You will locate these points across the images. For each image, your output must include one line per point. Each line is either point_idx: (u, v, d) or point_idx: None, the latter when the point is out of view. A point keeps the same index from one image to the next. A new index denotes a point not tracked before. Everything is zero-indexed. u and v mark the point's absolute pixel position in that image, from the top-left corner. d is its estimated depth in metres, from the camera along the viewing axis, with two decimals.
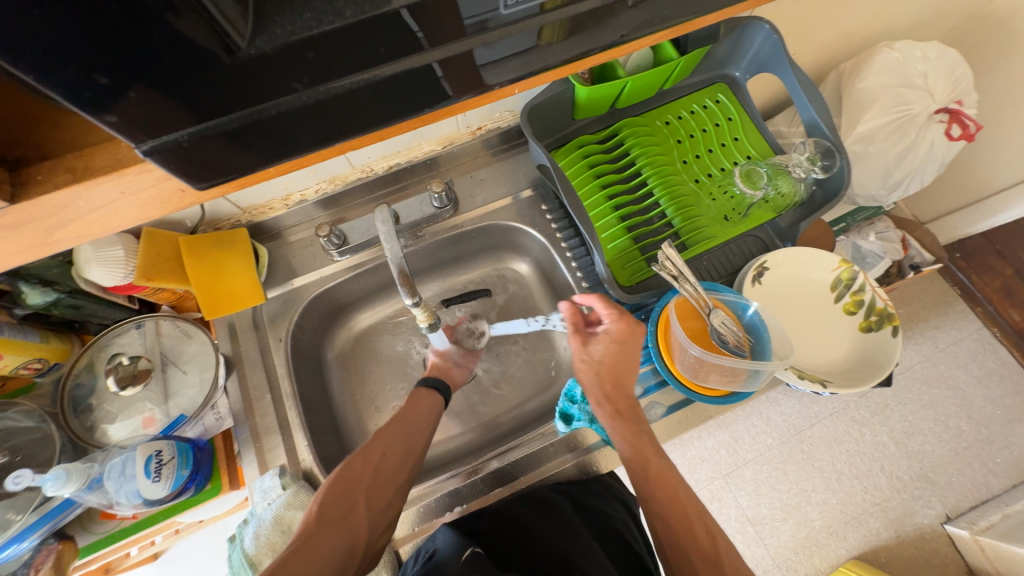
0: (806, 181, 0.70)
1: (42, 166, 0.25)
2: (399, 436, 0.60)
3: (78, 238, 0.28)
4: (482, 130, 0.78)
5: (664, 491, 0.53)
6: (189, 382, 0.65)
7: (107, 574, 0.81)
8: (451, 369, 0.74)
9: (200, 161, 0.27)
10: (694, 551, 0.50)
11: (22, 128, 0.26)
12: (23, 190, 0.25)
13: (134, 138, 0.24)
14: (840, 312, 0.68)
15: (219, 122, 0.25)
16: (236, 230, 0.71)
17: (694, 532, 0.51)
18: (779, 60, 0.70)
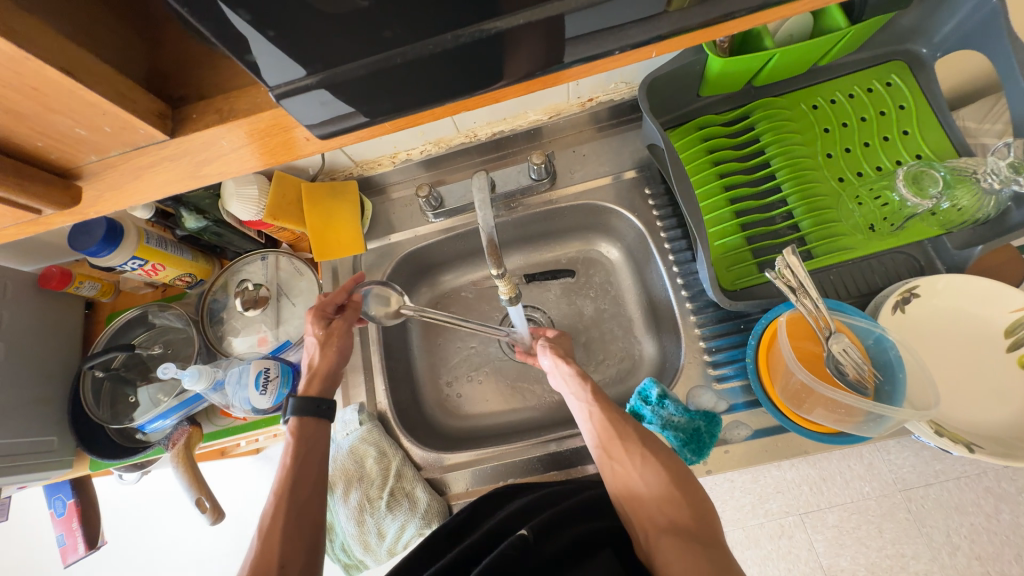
0: (998, 195, 0.54)
1: (197, 106, 0.28)
2: (292, 522, 0.53)
3: (220, 174, 0.31)
4: (593, 103, 0.73)
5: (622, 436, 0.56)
6: (296, 313, 0.73)
7: (224, 456, 0.98)
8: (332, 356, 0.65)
9: (323, 110, 0.28)
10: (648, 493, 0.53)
11: (183, 69, 0.29)
12: (180, 126, 0.28)
13: (268, 81, 0.25)
14: (1012, 364, 0.54)
15: (344, 70, 0.25)
16: (348, 182, 0.76)
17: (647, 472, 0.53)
18: (993, 33, 0.54)
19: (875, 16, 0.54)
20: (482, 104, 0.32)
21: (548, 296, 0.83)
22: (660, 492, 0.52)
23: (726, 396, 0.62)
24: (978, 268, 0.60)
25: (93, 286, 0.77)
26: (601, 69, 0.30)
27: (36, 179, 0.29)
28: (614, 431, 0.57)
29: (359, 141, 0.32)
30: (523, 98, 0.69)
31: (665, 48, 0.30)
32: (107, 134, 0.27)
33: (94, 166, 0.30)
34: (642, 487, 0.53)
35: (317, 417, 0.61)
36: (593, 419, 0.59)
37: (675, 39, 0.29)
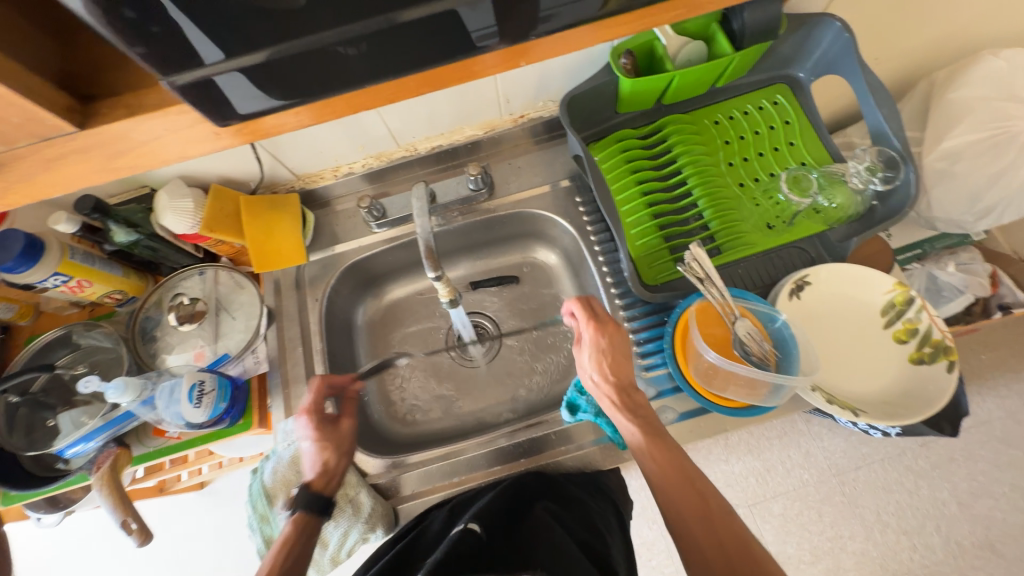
0: (863, 194, 0.65)
1: (106, 102, 0.30)
2: None
3: (130, 167, 0.32)
4: (525, 119, 0.79)
5: (678, 489, 0.53)
6: (237, 327, 0.72)
7: (162, 492, 0.93)
8: (330, 450, 0.62)
9: (226, 95, 0.31)
10: (689, 514, 0.51)
11: (95, 71, 0.31)
12: (89, 120, 0.30)
13: (160, 71, 0.28)
14: (888, 339, 0.62)
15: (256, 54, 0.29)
16: (289, 195, 0.77)
17: (690, 494, 0.53)
18: (849, 60, 0.65)
19: (753, 44, 0.64)
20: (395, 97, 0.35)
21: (495, 302, 0.87)
22: (706, 527, 0.50)
23: (655, 384, 0.66)
24: (857, 258, 0.70)
25: (9, 308, 0.72)
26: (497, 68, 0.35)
27: None
28: (672, 479, 0.53)
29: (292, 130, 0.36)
30: (458, 112, 0.74)
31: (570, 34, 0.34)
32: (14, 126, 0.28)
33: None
34: (686, 510, 0.51)
35: (319, 515, 0.58)
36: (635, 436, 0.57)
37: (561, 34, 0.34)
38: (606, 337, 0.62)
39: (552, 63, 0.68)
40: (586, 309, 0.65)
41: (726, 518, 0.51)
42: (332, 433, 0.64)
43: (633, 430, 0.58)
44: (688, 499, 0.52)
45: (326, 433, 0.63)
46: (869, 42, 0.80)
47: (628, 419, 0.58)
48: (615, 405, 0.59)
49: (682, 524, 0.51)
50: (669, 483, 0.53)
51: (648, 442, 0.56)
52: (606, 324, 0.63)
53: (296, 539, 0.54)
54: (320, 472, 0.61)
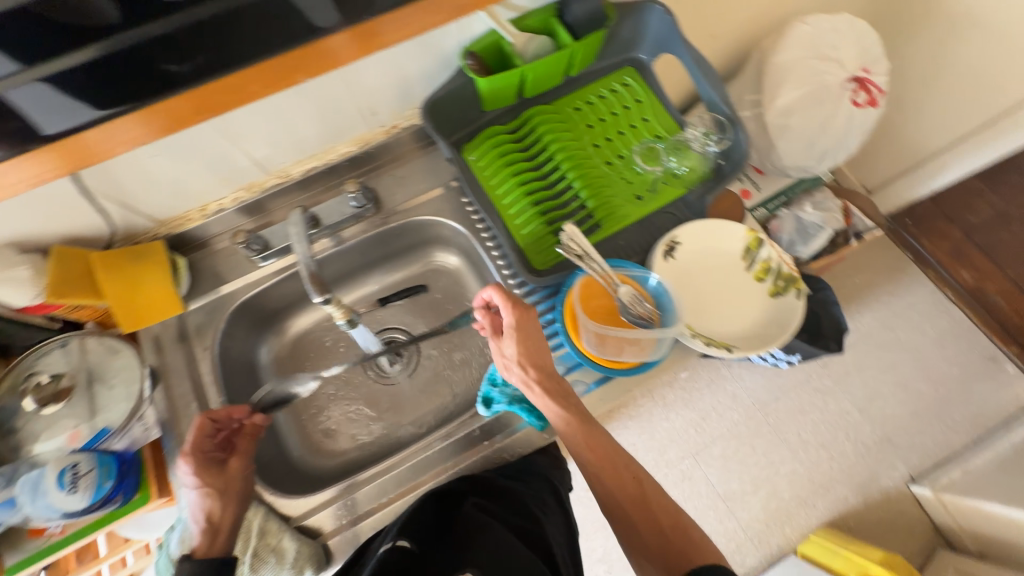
0: (706, 155, 0.74)
1: None
2: None
3: None
4: (397, 128, 0.79)
5: (606, 466, 0.60)
6: (116, 396, 0.65)
7: None
8: (227, 492, 0.61)
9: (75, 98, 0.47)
10: (625, 499, 0.59)
11: None
12: None
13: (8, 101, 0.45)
14: (751, 279, 0.70)
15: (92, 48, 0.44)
16: (152, 242, 0.71)
17: (624, 478, 0.59)
18: (675, 40, 0.73)
19: (586, 33, 0.70)
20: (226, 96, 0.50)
21: (406, 315, 0.86)
22: (638, 510, 0.58)
23: (562, 360, 0.68)
24: (716, 213, 0.78)
25: None
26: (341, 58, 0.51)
27: None
28: (608, 470, 0.59)
29: (133, 142, 0.50)
30: (324, 131, 0.73)
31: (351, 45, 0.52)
32: None
33: None
34: (625, 500, 0.59)
35: (222, 574, 0.55)
36: (565, 424, 0.60)
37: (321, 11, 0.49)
38: (525, 324, 0.61)
39: (407, 71, 0.69)
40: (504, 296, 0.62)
41: (657, 496, 0.60)
42: (218, 475, 0.61)
43: (565, 417, 0.60)
44: (625, 485, 0.59)
45: (232, 475, 0.62)
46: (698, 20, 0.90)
47: (556, 404, 0.59)
48: (539, 389, 0.60)
49: (619, 508, 0.59)
50: (607, 473, 0.59)
51: (580, 430, 0.60)
52: (525, 308, 0.62)
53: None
54: (211, 525, 0.58)
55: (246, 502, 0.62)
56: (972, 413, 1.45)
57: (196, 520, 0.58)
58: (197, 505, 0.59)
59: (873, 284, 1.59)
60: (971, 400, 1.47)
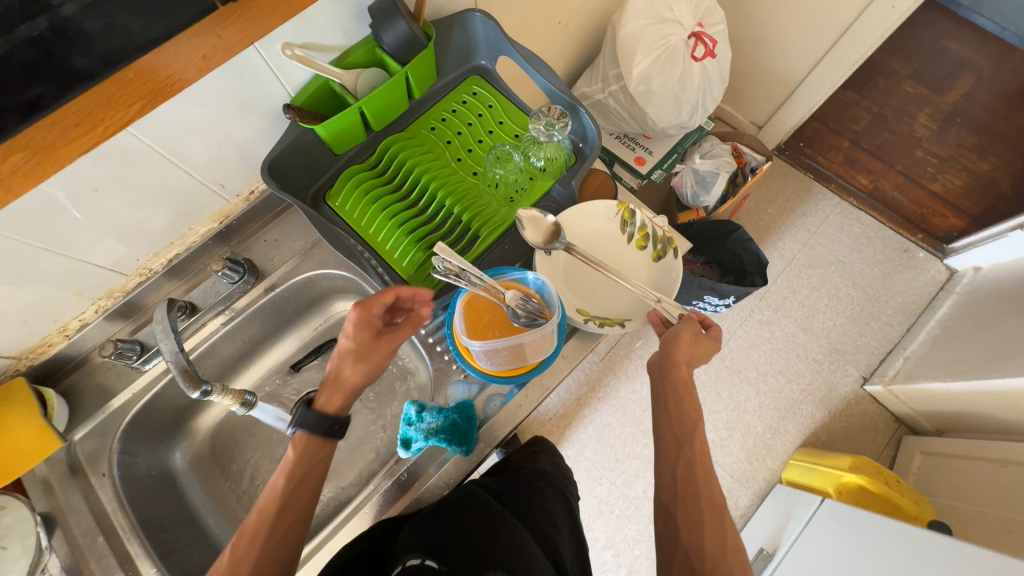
0: (562, 143, 0.74)
1: None
2: None
3: None
4: (256, 193, 0.76)
5: (697, 445, 0.58)
6: (10, 556, 0.60)
7: None
8: (375, 355, 0.60)
9: None
10: (705, 501, 0.54)
11: None
12: None
13: None
14: (635, 249, 0.73)
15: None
16: (14, 379, 0.65)
17: (711, 489, 0.55)
18: (504, 41, 0.74)
19: (411, 55, 0.69)
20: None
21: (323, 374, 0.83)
22: (713, 517, 0.53)
23: (472, 379, 0.69)
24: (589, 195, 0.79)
25: None
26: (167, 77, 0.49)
27: None
28: (702, 469, 0.56)
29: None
30: (174, 215, 0.69)
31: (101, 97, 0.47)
32: None
33: None
34: (707, 507, 0.54)
35: (329, 434, 0.57)
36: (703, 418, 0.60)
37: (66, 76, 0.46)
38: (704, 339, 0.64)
39: (239, 135, 0.66)
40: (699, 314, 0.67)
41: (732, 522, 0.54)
42: (370, 343, 0.60)
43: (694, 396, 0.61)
44: (709, 488, 0.55)
45: (361, 327, 0.60)
46: (533, 12, 0.91)
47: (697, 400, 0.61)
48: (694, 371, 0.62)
49: (685, 502, 0.54)
50: (698, 468, 0.56)
51: (692, 423, 0.59)
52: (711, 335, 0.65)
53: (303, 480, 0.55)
54: (336, 379, 0.59)
55: (373, 377, 0.61)
56: (901, 303, 1.55)
57: (346, 342, 0.59)
58: (362, 364, 0.59)
59: (786, 211, 1.67)
60: (896, 292, 1.56)
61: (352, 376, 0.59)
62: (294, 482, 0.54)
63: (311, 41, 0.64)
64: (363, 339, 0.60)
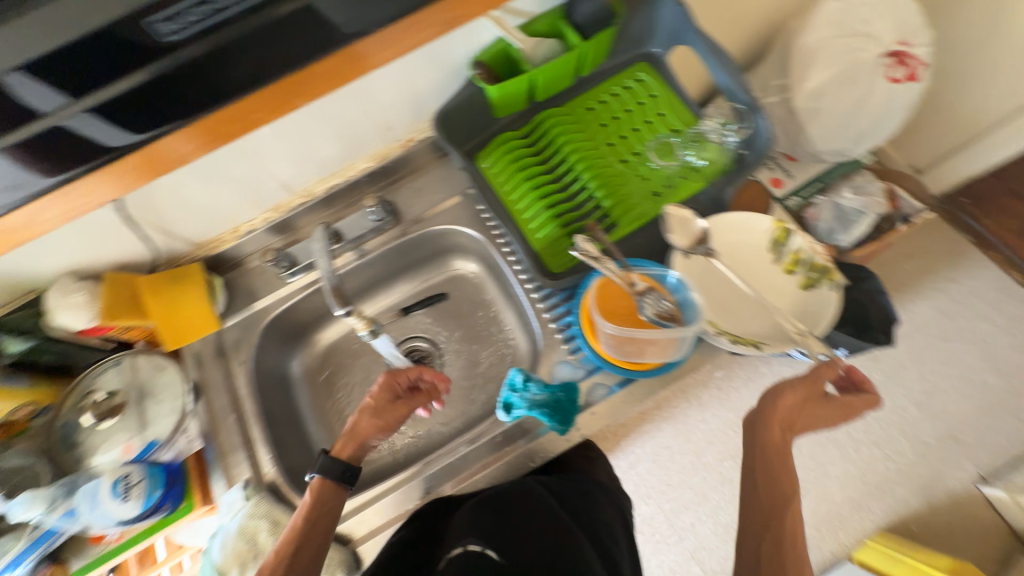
0: (726, 148, 0.72)
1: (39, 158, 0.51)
2: None
3: None
4: (413, 142, 0.80)
5: (786, 523, 0.54)
6: (163, 411, 0.69)
7: None
8: (387, 421, 0.65)
9: (109, 128, 0.50)
10: None
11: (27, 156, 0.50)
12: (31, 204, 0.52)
13: (46, 108, 0.46)
14: (780, 272, 0.67)
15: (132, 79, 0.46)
16: (191, 264, 0.76)
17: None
18: (688, 29, 0.70)
19: (597, 32, 0.70)
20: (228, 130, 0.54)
21: (429, 324, 0.87)
22: None
23: (583, 364, 0.68)
24: (740, 206, 0.74)
25: None
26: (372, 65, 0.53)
27: None
28: (791, 549, 0.52)
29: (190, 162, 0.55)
30: (343, 148, 0.75)
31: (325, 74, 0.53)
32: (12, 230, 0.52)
33: None
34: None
35: (340, 480, 0.61)
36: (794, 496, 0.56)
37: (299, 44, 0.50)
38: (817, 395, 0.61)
39: (418, 85, 0.70)
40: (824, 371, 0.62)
41: None
42: (388, 411, 0.66)
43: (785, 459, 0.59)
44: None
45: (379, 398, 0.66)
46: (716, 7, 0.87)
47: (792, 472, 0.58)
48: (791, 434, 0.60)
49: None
50: (787, 549, 0.52)
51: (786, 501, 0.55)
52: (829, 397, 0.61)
53: (322, 512, 0.59)
54: (353, 431, 0.64)
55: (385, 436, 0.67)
56: None
57: (360, 407, 0.66)
58: (373, 428, 0.65)
59: (925, 271, 1.44)
60: None
61: (365, 435, 0.64)
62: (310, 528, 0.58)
63: (510, 5, 0.66)
64: (382, 406, 0.65)
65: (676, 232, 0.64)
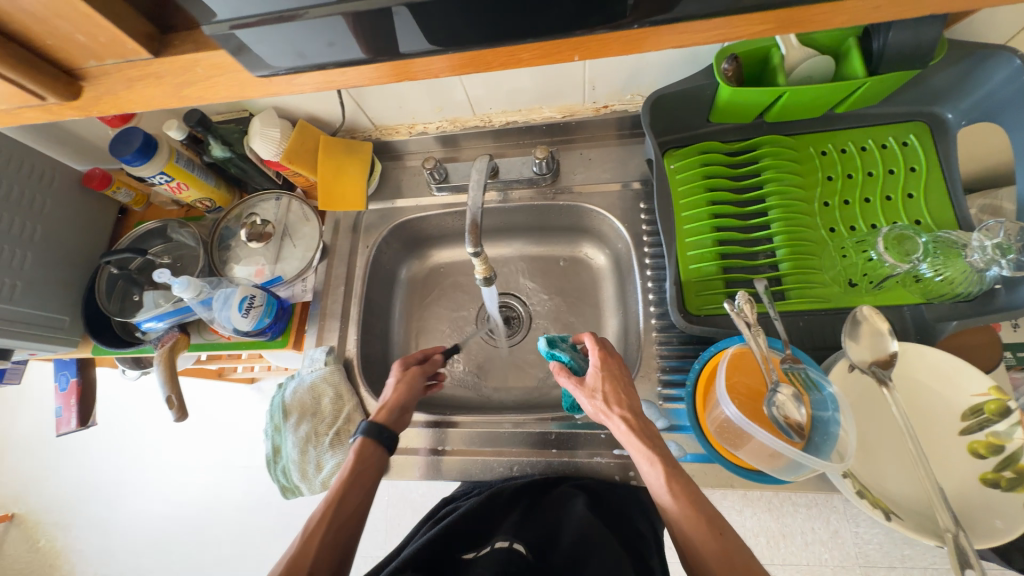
0: (982, 274, 0.53)
1: (180, 35, 0.35)
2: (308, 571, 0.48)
3: (213, 71, 0.35)
4: (607, 110, 0.75)
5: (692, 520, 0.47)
6: (295, 255, 0.78)
7: (223, 376, 1.17)
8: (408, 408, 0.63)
9: (265, 49, 0.32)
10: (710, 555, 0.45)
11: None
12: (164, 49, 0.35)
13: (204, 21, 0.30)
14: (961, 448, 0.53)
15: (258, 17, 0.29)
16: (364, 142, 0.80)
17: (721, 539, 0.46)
18: (1021, 107, 0.53)
19: (890, 71, 0.53)
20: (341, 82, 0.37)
21: (527, 287, 0.86)
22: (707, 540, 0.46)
23: (671, 416, 0.62)
24: (950, 344, 0.59)
25: (128, 193, 0.83)
26: (674, 41, 0.33)
27: (42, 70, 0.34)
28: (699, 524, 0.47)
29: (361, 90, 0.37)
30: (540, 91, 0.71)
31: (456, 60, 0.35)
32: (101, 46, 0.34)
33: (95, 70, 0.35)
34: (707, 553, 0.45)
35: (380, 440, 0.59)
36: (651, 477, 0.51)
37: (439, 29, 0.31)
38: (614, 362, 0.60)
39: (649, 56, 0.62)
40: (603, 347, 0.61)
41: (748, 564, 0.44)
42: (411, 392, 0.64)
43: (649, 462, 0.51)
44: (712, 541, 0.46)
45: (408, 391, 0.64)
46: None
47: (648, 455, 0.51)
48: (626, 431, 0.53)
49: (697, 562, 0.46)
50: (693, 526, 0.47)
51: (698, 507, 0.48)
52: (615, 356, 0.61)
53: (359, 471, 0.56)
54: (391, 406, 0.62)
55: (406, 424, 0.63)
56: None
57: (381, 405, 0.62)
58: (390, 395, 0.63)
59: None
60: None
61: (401, 422, 0.62)
62: (331, 502, 0.53)
63: None
64: (410, 388, 0.64)
65: (861, 341, 0.55)
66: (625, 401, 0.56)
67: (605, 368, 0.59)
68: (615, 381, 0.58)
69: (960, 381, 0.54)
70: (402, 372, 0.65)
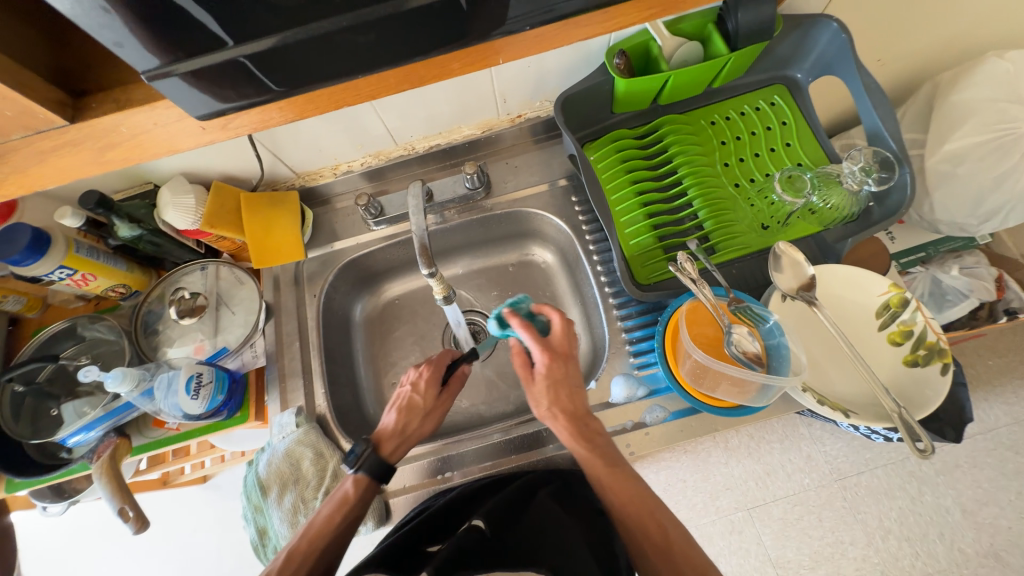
0: (858, 195, 0.64)
1: (96, 97, 0.33)
2: None
3: (135, 130, 0.34)
4: (522, 119, 0.79)
5: (635, 508, 0.52)
6: (236, 321, 0.73)
7: (168, 483, 1.04)
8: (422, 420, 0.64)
9: (194, 96, 0.32)
10: (649, 547, 0.49)
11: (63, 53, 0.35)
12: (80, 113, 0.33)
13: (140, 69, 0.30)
14: (883, 341, 0.62)
15: (190, 60, 0.30)
16: (290, 192, 0.78)
17: (661, 533, 0.50)
18: (847, 61, 0.64)
19: (747, 44, 0.62)
20: (279, 121, 0.37)
21: (485, 300, 0.88)
22: (649, 533, 0.50)
23: (648, 382, 0.66)
24: (851, 259, 0.70)
25: (19, 299, 0.73)
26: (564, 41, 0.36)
27: None
28: (641, 519, 0.51)
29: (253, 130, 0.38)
30: (456, 112, 0.74)
31: (390, 77, 0.36)
32: (5, 118, 0.31)
33: None
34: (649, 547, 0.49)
35: (379, 481, 0.59)
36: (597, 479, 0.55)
37: (370, 52, 0.32)
38: (558, 361, 0.60)
39: (548, 63, 0.68)
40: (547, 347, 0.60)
41: (685, 547, 0.49)
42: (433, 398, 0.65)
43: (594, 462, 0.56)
44: (651, 532, 0.50)
45: (425, 397, 0.65)
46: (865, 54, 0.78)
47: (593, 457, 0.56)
48: (570, 436, 0.57)
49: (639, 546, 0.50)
50: (635, 522, 0.51)
51: (640, 499, 0.52)
52: (561, 354, 0.61)
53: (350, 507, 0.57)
54: (405, 422, 0.63)
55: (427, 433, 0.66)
56: None
57: (395, 415, 0.63)
58: (402, 405, 0.64)
59: None
60: None
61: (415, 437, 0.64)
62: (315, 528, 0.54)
63: None
64: (426, 397, 0.65)
65: (784, 271, 0.62)
66: (569, 405, 0.59)
67: (548, 372, 0.59)
68: (558, 384, 0.59)
69: (865, 287, 0.64)
70: (418, 373, 0.66)
